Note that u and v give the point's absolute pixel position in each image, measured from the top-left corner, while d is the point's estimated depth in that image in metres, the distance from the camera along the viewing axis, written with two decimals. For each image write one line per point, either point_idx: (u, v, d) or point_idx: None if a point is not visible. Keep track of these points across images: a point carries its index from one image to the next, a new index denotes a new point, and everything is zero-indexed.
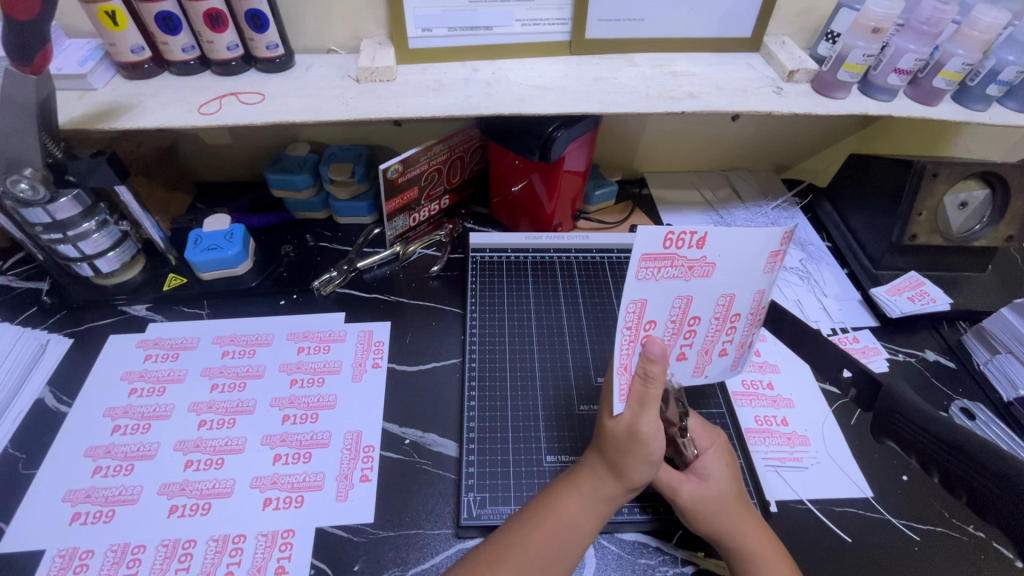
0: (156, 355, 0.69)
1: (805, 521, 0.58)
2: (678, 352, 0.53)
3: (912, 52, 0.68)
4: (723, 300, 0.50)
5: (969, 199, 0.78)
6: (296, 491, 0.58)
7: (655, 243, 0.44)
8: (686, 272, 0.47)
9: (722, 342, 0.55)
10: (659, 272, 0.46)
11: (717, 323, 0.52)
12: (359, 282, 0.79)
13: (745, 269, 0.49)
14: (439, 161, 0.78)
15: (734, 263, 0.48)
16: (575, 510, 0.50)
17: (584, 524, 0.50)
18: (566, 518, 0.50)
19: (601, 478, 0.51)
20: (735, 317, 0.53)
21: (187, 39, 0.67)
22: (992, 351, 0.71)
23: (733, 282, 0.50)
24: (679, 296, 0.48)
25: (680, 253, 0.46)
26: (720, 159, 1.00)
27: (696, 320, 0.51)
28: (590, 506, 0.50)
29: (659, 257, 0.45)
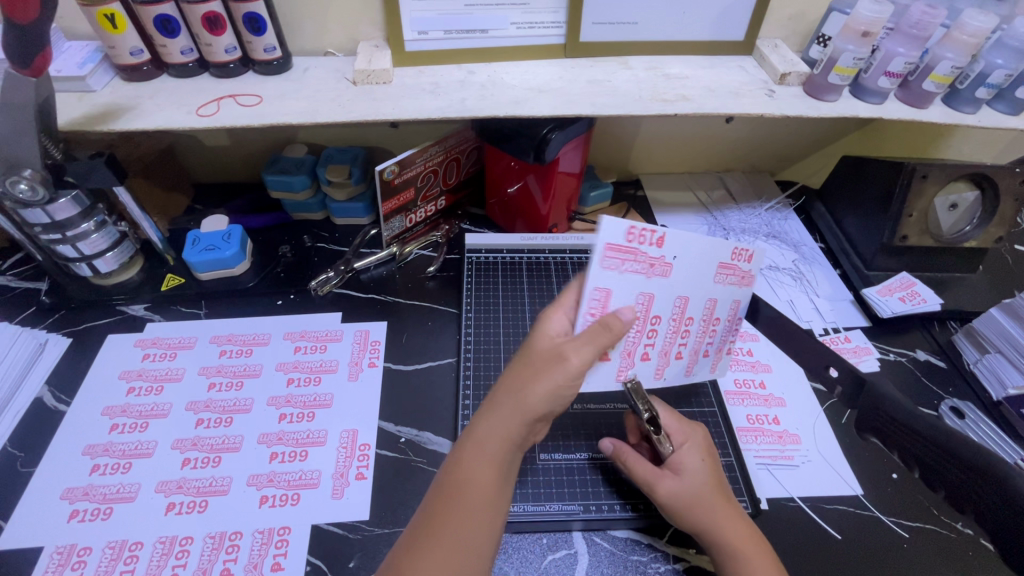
0: (154, 354, 0.70)
1: (796, 519, 0.58)
2: (642, 351, 0.56)
3: (902, 55, 0.68)
4: (679, 301, 0.55)
5: (959, 200, 0.78)
6: (292, 489, 0.58)
7: (618, 235, 0.49)
8: (649, 267, 0.52)
9: (678, 345, 0.58)
10: (624, 263, 0.50)
11: (675, 324, 0.56)
12: (356, 282, 0.80)
13: (702, 272, 0.55)
14: (435, 162, 0.79)
15: (688, 265, 0.54)
16: (477, 464, 0.42)
17: (493, 478, 0.42)
18: (473, 475, 0.41)
19: (497, 418, 0.42)
20: (689, 321, 0.57)
21: (185, 42, 0.68)
22: (982, 351, 0.72)
23: (687, 285, 0.55)
24: (642, 292, 0.52)
25: (642, 249, 0.51)
26: (714, 160, 1.01)
27: (656, 318, 0.55)
28: (493, 455, 0.42)
29: (624, 249, 0.50)
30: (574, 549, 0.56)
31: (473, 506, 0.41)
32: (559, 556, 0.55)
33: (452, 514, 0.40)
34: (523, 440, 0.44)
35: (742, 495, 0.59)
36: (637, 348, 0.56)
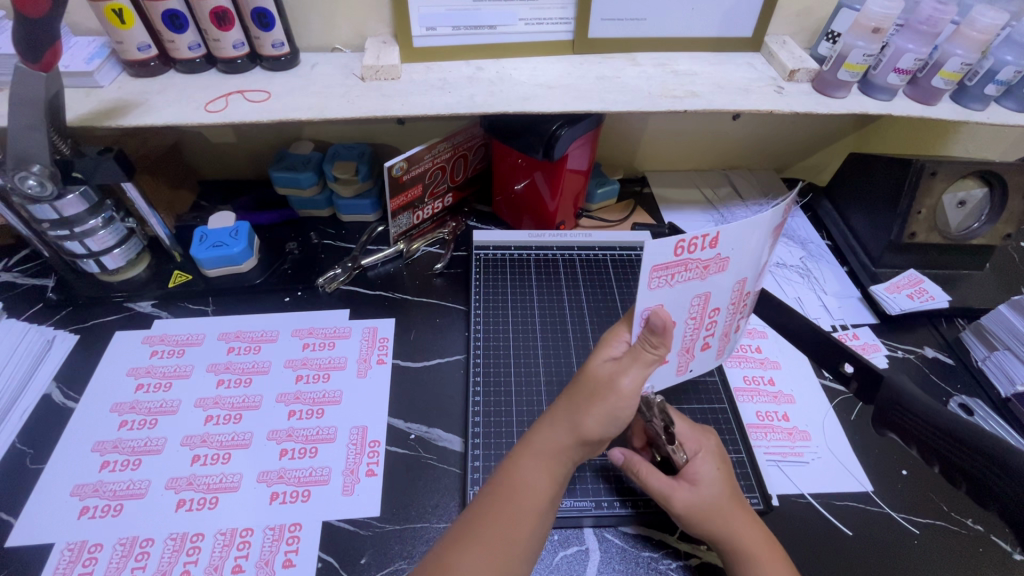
0: (162, 351, 0.69)
1: (807, 516, 0.58)
2: (702, 342, 0.57)
3: (911, 51, 0.68)
4: (736, 285, 0.53)
5: (967, 197, 0.78)
6: (303, 486, 0.58)
7: (663, 255, 0.45)
8: (701, 269, 0.49)
9: (736, 320, 0.58)
10: (674, 276, 0.47)
11: (734, 305, 0.55)
12: (364, 279, 0.80)
13: (753, 249, 0.51)
14: (443, 158, 0.78)
15: (742, 249, 0.50)
16: (532, 473, 0.47)
17: (546, 488, 0.47)
18: (528, 483, 0.46)
19: (557, 437, 0.47)
20: (747, 294, 0.56)
21: (193, 38, 0.68)
22: (990, 347, 0.72)
23: (739, 263, 0.51)
24: (697, 293, 0.51)
25: (692, 257, 0.47)
26: (720, 157, 1.01)
27: (716, 309, 0.54)
28: (549, 467, 0.47)
29: (671, 265, 0.46)
30: (585, 545, 0.56)
31: (525, 509, 0.45)
32: (571, 552, 0.55)
33: (504, 513, 0.45)
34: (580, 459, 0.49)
35: (754, 491, 0.59)
36: (697, 344, 0.57)
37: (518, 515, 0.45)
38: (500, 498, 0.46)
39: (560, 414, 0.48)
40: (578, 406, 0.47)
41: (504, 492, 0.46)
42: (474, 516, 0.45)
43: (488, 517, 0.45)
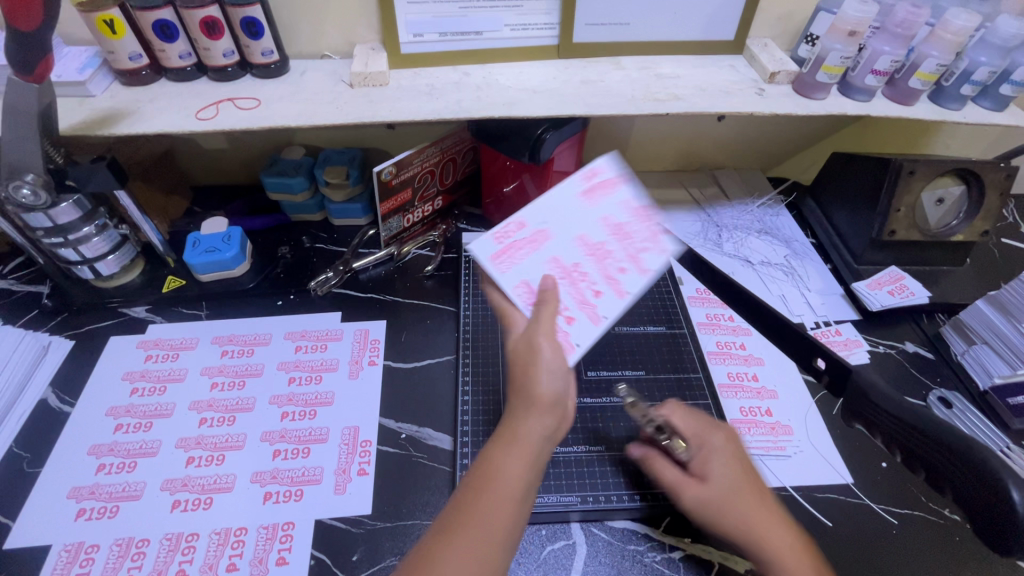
0: (156, 355, 0.71)
1: (788, 507, 0.60)
2: (592, 292, 0.56)
3: (887, 53, 0.70)
4: (579, 242, 0.59)
5: (946, 195, 0.80)
6: (296, 485, 0.60)
7: (486, 248, 0.59)
8: (502, 246, 0.59)
9: (619, 263, 0.58)
10: (510, 257, 0.58)
11: (595, 256, 0.58)
12: (355, 282, 0.81)
13: (563, 207, 0.62)
14: (432, 163, 0.80)
15: (556, 215, 0.61)
16: (511, 459, 0.45)
17: (525, 474, 0.45)
18: (511, 471, 0.45)
19: (530, 420, 0.47)
20: (605, 244, 0.59)
21: (184, 46, 0.69)
22: (969, 342, 0.74)
23: (546, 225, 0.61)
24: (550, 259, 0.58)
25: (513, 241, 0.60)
26: (707, 158, 1.02)
27: (577, 266, 0.58)
28: (528, 451, 0.46)
29: (499, 253, 0.59)
30: (572, 539, 0.57)
31: (508, 499, 0.43)
32: (558, 546, 0.56)
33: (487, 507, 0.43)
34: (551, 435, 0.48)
35: None
36: (589, 293, 0.56)
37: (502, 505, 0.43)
38: (484, 489, 0.44)
39: (519, 393, 0.49)
40: (522, 373, 0.50)
41: (486, 481, 0.44)
42: (458, 513, 0.42)
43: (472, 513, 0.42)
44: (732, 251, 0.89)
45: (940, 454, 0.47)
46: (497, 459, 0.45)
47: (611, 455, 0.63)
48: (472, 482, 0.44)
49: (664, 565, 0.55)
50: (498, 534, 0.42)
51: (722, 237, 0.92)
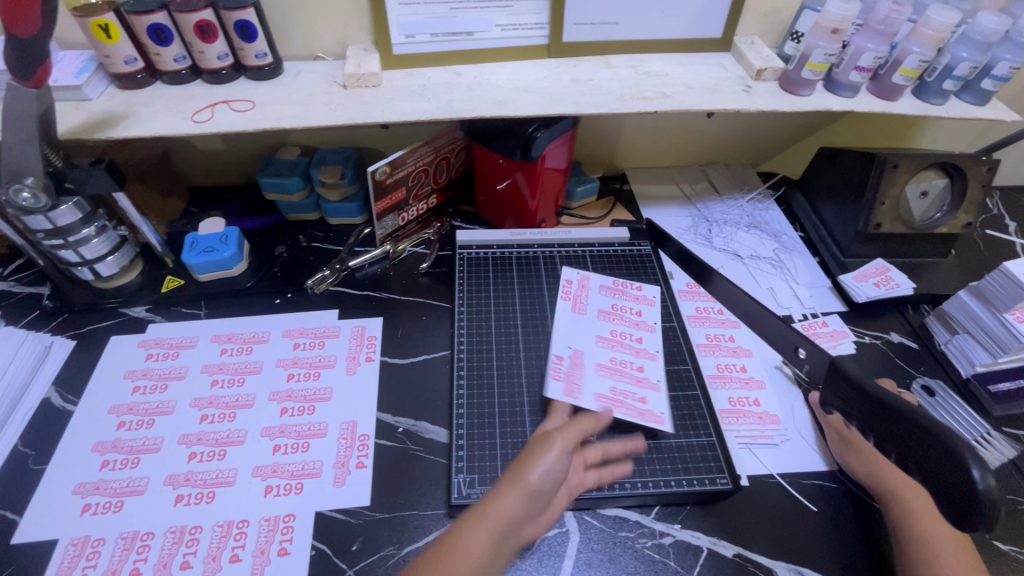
0: (157, 354, 0.72)
1: (775, 493, 0.62)
2: (637, 372, 0.69)
3: (870, 50, 0.71)
4: (602, 343, 0.72)
5: (929, 187, 0.82)
6: (296, 478, 0.61)
7: (555, 389, 0.66)
8: (565, 381, 0.67)
9: (631, 341, 0.73)
10: (567, 381, 0.67)
11: (616, 343, 0.72)
12: (352, 280, 0.83)
13: (581, 333, 0.73)
14: (425, 162, 0.81)
15: (567, 330, 0.73)
16: (474, 550, 0.43)
17: (483, 571, 0.43)
18: (471, 561, 0.42)
19: (505, 500, 0.46)
20: (614, 331, 0.74)
21: (179, 50, 0.70)
22: (953, 331, 0.76)
23: (576, 344, 0.72)
24: (600, 366, 0.69)
25: (563, 371, 0.68)
26: (697, 154, 1.04)
27: (620, 359, 0.70)
28: (496, 544, 0.44)
29: (562, 383, 0.67)
30: (566, 527, 0.59)
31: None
32: (552, 533, 0.58)
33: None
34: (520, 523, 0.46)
35: (723, 472, 0.62)
36: (640, 404, 0.65)
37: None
38: (443, 570, 0.41)
39: (509, 473, 0.49)
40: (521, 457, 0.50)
41: (445, 565, 0.42)
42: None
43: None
44: (722, 246, 0.91)
45: (898, 424, 0.49)
46: (466, 546, 0.43)
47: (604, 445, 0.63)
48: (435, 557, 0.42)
49: (655, 551, 0.57)
50: None
51: (712, 231, 0.93)
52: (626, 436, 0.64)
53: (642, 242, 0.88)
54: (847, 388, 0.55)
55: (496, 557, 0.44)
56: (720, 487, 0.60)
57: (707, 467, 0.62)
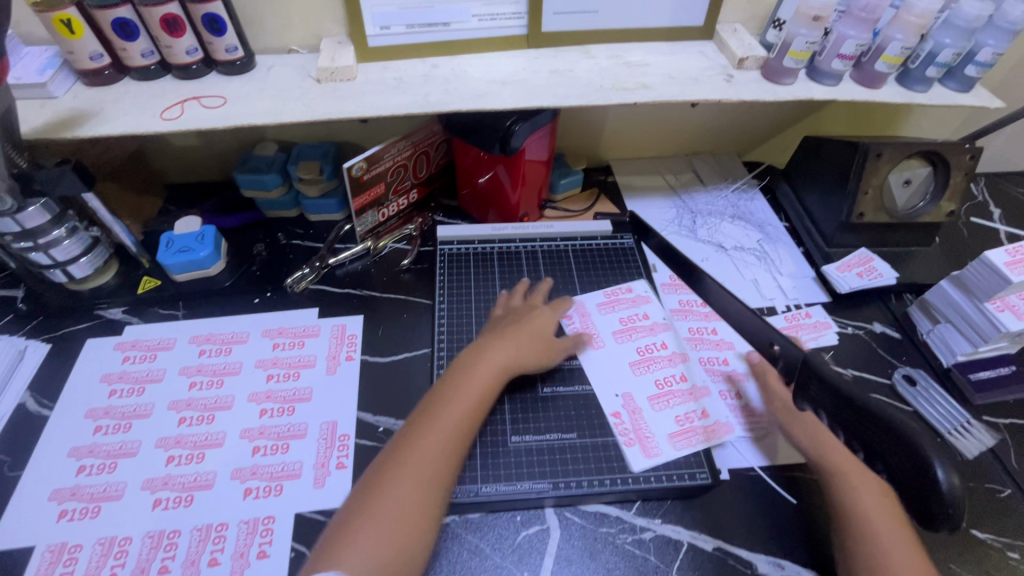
0: (134, 356, 0.71)
1: (755, 486, 0.62)
2: (679, 386, 0.69)
3: (851, 37, 0.71)
4: (637, 371, 0.70)
5: (913, 176, 0.82)
6: (275, 480, 0.61)
7: (668, 446, 0.63)
8: (639, 442, 0.63)
9: (656, 352, 0.72)
10: (689, 438, 0.64)
11: (648, 361, 0.71)
12: (332, 277, 0.82)
13: (617, 368, 0.70)
14: (404, 157, 0.80)
15: (604, 373, 0.69)
16: (446, 421, 0.55)
17: (455, 432, 0.55)
18: (439, 424, 0.55)
19: (455, 389, 0.59)
20: (642, 351, 0.72)
21: (146, 45, 0.68)
22: (934, 321, 0.76)
23: (621, 387, 0.68)
24: (698, 411, 0.67)
25: (697, 425, 0.65)
26: (682, 144, 1.03)
27: (664, 380, 0.69)
28: (463, 410, 0.57)
29: (681, 431, 0.65)
30: (546, 525, 0.59)
31: (433, 456, 0.53)
32: (533, 531, 0.58)
33: (415, 457, 0.52)
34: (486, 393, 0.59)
35: (703, 466, 0.62)
36: (705, 421, 0.66)
37: (429, 458, 0.53)
38: (414, 439, 0.54)
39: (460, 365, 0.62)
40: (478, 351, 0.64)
41: (419, 434, 0.54)
42: (393, 454, 0.53)
43: (401, 459, 0.52)
44: (707, 237, 0.90)
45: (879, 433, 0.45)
46: (432, 418, 0.56)
47: (584, 442, 0.63)
48: (408, 431, 0.55)
49: (635, 546, 0.57)
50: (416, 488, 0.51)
51: (696, 223, 0.92)
52: (604, 432, 0.65)
53: (626, 235, 0.88)
54: (822, 390, 0.50)
55: (468, 422, 0.57)
56: (700, 482, 0.60)
57: (687, 462, 0.62)
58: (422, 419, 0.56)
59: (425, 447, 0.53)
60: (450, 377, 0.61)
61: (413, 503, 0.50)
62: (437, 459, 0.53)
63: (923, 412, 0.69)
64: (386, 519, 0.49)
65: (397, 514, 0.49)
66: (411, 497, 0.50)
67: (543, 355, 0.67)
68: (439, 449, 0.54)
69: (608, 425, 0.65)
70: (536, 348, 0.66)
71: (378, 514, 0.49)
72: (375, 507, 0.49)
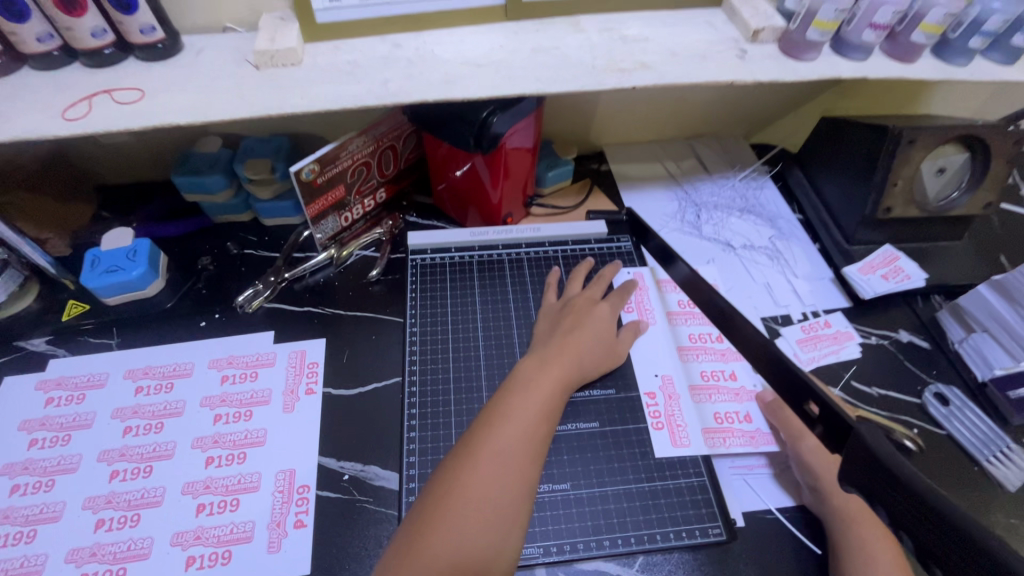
0: (59, 397, 0.61)
1: (775, 534, 0.54)
2: (729, 383, 0.64)
3: (889, 3, 0.59)
4: (686, 356, 0.66)
5: (947, 164, 0.73)
6: (223, 546, 0.53)
7: (700, 443, 0.59)
8: (670, 428, 0.60)
9: (715, 342, 0.67)
10: (727, 440, 0.59)
11: (702, 350, 0.66)
12: (290, 293, 0.72)
13: (660, 349, 0.66)
14: (365, 153, 0.69)
15: (649, 353, 0.65)
16: (508, 443, 0.48)
17: (520, 457, 0.48)
18: (500, 446, 0.48)
19: (528, 391, 0.53)
20: (699, 337, 0.68)
21: (42, 27, 0.56)
22: (968, 329, 0.67)
23: (663, 369, 0.64)
24: (740, 411, 0.61)
25: (736, 426, 0.60)
26: (684, 126, 0.92)
27: (712, 373, 0.64)
28: (526, 431, 0.49)
29: (718, 430, 0.60)
30: None
31: (494, 486, 0.46)
32: None
33: (471, 487, 0.45)
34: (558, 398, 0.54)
35: (716, 520, 0.54)
36: (747, 426, 0.60)
37: (487, 487, 0.45)
38: (469, 464, 0.46)
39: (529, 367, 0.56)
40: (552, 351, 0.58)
41: (474, 459, 0.47)
42: (447, 483, 0.46)
43: (456, 489, 0.45)
44: (713, 235, 0.81)
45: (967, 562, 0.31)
46: (490, 440, 0.48)
47: (579, 494, 0.55)
48: (461, 455, 0.48)
49: None
50: (495, 501, 0.45)
51: (701, 218, 0.83)
52: (604, 482, 0.56)
53: (623, 237, 0.78)
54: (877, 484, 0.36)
55: (532, 445, 0.49)
56: (713, 539, 0.53)
57: (698, 514, 0.55)
58: (482, 436, 0.48)
59: (483, 474, 0.46)
60: (510, 391, 0.53)
61: (475, 542, 0.43)
62: (496, 489, 0.46)
63: (957, 436, 0.61)
64: (439, 559, 0.42)
65: (455, 554, 0.42)
66: (472, 534, 0.43)
67: (601, 356, 0.61)
68: (498, 477, 0.46)
69: (609, 473, 0.56)
70: (597, 354, 0.60)
71: (429, 554, 0.42)
72: (426, 545, 0.42)
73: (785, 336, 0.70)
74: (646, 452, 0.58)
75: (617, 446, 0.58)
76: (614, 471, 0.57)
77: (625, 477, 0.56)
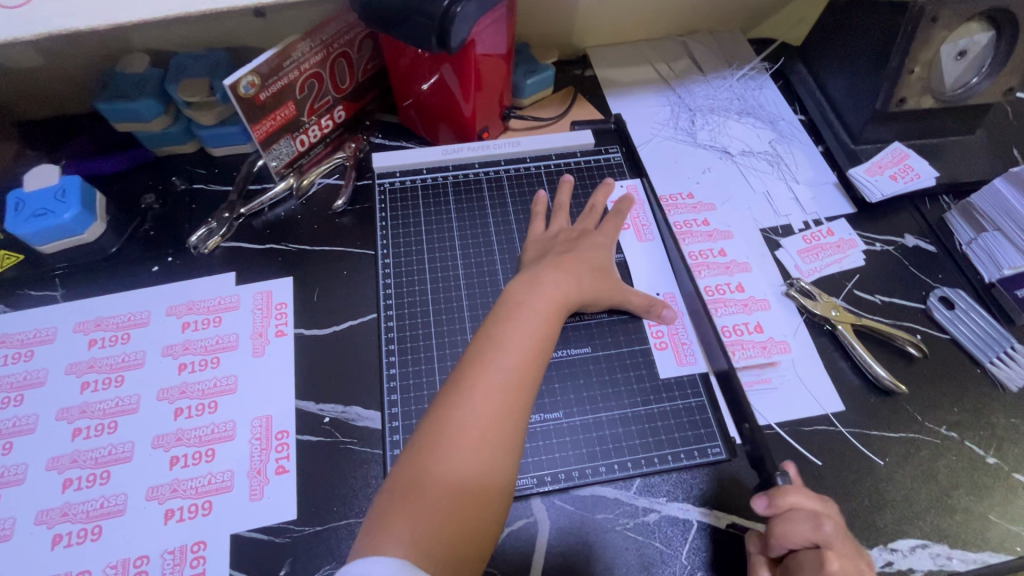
0: (4, 356, 0.56)
1: (773, 448, 0.53)
2: (736, 295, 0.61)
3: None
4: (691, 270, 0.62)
5: (969, 46, 0.63)
6: (202, 497, 0.50)
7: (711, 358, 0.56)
8: (674, 347, 0.57)
9: (717, 254, 0.64)
10: (739, 352, 0.57)
11: (707, 263, 0.63)
12: (249, 230, 0.65)
13: (660, 262, 0.62)
14: (313, 63, 0.60)
15: (649, 271, 0.61)
16: (500, 378, 0.44)
17: (515, 388, 0.44)
18: (493, 380, 0.43)
19: (523, 318, 0.47)
20: (701, 251, 0.64)
21: None
22: (978, 229, 0.63)
23: (663, 286, 0.60)
24: (750, 323, 0.59)
25: (747, 338, 0.58)
26: (674, 20, 0.82)
27: (720, 286, 0.62)
28: (519, 360, 0.45)
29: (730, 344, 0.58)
30: (533, 516, 0.49)
31: (491, 422, 0.42)
32: (518, 526, 0.48)
33: (466, 426, 0.41)
34: (553, 319, 0.49)
35: (715, 439, 0.52)
36: (758, 336, 0.58)
37: (484, 425, 0.42)
38: (460, 401, 0.43)
39: (520, 290, 0.51)
40: (540, 272, 0.53)
41: (465, 396, 0.43)
42: (437, 424, 0.42)
43: (450, 430, 0.41)
44: (709, 141, 0.74)
45: None
46: (482, 374, 0.44)
47: (572, 422, 0.53)
48: (451, 392, 0.43)
49: (638, 533, 0.48)
50: (492, 437, 0.42)
51: (696, 123, 0.75)
52: (598, 408, 0.53)
53: (612, 148, 0.71)
54: None
55: (528, 374, 0.45)
56: (712, 459, 0.51)
57: (696, 434, 0.53)
58: (473, 371, 0.44)
59: (478, 412, 0.42)
60: (500, 318, 0.48)
61: (474, 484, 0.40)
62: (494, 425, 0.42)
63: (960, 338, 0.59)
64: (439, 507, 0.39)
65: (452, 499, 0.39)
66: (472, 475, 0.40)
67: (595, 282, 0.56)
68: (494, 413, 0.42)
69: (602, 398, 0.54)
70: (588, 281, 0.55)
71: (423, 499, 0.39)
72: (420, 491, 0.39)
73: (786, 247, 0.66)
74: (641, 375, 0.55)
75: (611, 369, 0.55)
76: (608, 397, 0.54)
77: (619, 401, 0.54)
